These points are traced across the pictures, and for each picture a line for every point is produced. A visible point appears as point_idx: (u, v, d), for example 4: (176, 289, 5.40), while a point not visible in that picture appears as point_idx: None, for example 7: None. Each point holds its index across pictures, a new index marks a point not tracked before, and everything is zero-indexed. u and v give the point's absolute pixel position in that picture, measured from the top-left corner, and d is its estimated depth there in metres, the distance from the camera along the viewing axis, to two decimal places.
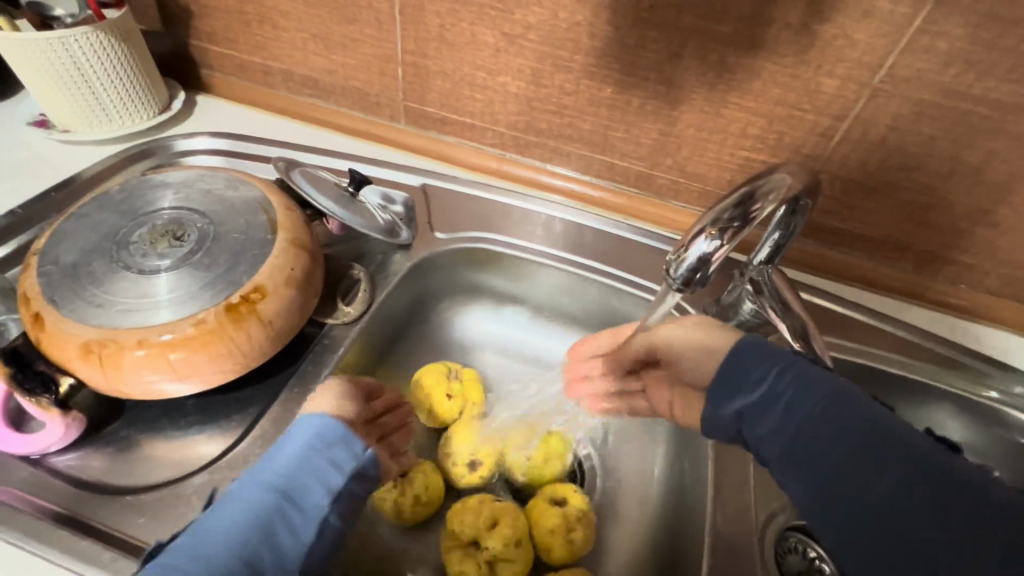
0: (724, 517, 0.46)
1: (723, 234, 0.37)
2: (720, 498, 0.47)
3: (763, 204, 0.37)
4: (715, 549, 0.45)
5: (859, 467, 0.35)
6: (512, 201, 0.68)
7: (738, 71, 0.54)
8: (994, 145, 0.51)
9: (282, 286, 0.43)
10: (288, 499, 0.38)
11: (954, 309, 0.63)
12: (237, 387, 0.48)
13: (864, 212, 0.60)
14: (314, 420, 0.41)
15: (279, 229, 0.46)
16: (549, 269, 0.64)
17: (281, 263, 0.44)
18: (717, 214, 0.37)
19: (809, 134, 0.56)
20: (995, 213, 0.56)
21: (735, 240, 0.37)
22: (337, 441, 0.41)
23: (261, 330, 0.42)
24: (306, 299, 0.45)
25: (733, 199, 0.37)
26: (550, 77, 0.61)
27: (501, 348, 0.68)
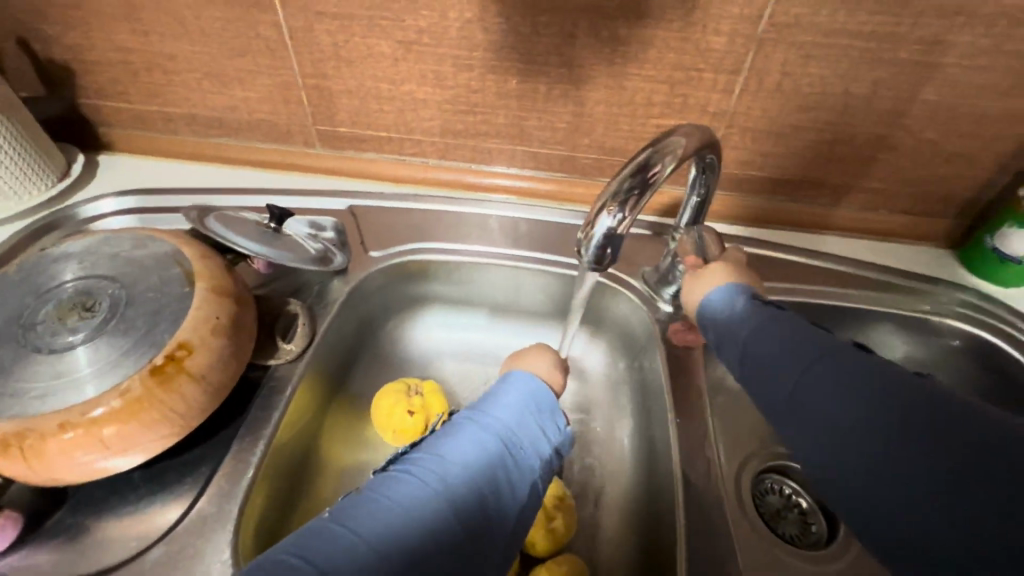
0: (693, 475, 0.48)
1: (624, 207, 0.38)
2: (687, 456, 0.49)
3: (661, 166, 0.38)
4: (687, 503, 0.46)
5: (846, 397, 0.37)
6: (443, 208, 0.68)
7: (631, 42, 0.55)
8: (877, 74, 0.54)
9: (209, 337, 0.42)
10: (508, 445, 0.41)
11: (874, 233, 0.67)
12: (183, 449, 0.46)
13: (776, 157, 0.63)
14: (528, 377, 0.46)
15: (197, 280, 0.44)
16: (491, 269, 0.65)
17: (204, 314, 0.42)
18: (620, 184, 0.38)
19: (711, 92, 0.58)
20: (892, 137, 0.59)
21: (640, 205, 0.39)
22: (549, 410, 0.45)
23: (195, 387, 0.41)
24: (238, 346, 0.44)
25: (631, 165, 0.38)
26: (454, 77, 0.61)
27: (458, 354, 0.67)
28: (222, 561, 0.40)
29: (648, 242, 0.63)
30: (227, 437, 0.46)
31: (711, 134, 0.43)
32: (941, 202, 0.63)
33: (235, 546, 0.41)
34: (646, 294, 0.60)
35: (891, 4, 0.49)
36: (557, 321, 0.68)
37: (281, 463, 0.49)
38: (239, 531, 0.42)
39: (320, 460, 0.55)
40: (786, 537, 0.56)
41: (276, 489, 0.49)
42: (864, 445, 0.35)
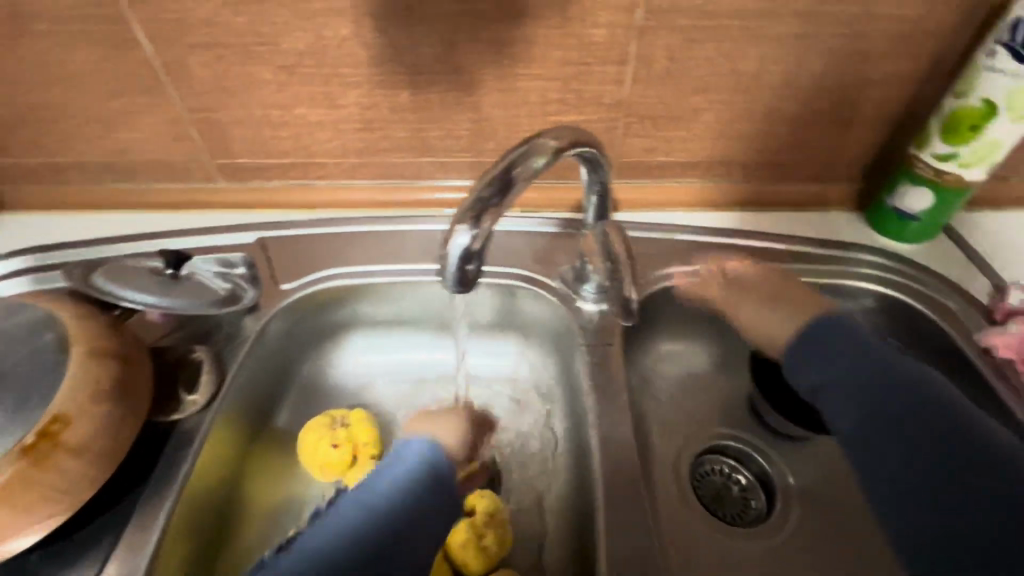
0: (619, 474, 0.47)
1: (480, 214, 0.37)
2: (608, 457, 0.48)
3: (526, 164, 0.38)
4: (609, 507, 0.46)
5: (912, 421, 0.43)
6: (356, 228, 0.66)
7: (513, 43, 0.54)
8: (760, 50, 0.54)
9: (87, 406, 0.40)
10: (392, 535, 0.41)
11: (787, 203, 0.67)
12: (82, 519, 0.44)
13: (679, 141, 0.63)
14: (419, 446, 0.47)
15: (72, 345, 0.42)
16: (412, 288, 0.63)
17: (81, 382, 0.40)
18: (480, 189, 0.38)
19: (603, 84, 0.57)
20: (787, 109, 0.59)
21: (500, 211, 0.38)
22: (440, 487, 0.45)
23: (76, 460, 0.39)
24: (125, 408, 0.42)
25: (496, 167, 0.38)
26: (344, 96, 0.59)
27: (389, 376, 0.66)
28: None
29: (562, 240, 0.63)
30: (131, 504, 0.44)
31: (584, 132, 0.43)
32: (845, 166, 0.64)
33: None
34: (564, 293, 0.59)
35: None
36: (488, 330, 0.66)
37: (197, 514, 0.48)
38: None
39: (246, 501, 0.54)
40: (725, 517, 0.57)
41: (191, 539, 0.48)
42: (893, 404, 0.44)
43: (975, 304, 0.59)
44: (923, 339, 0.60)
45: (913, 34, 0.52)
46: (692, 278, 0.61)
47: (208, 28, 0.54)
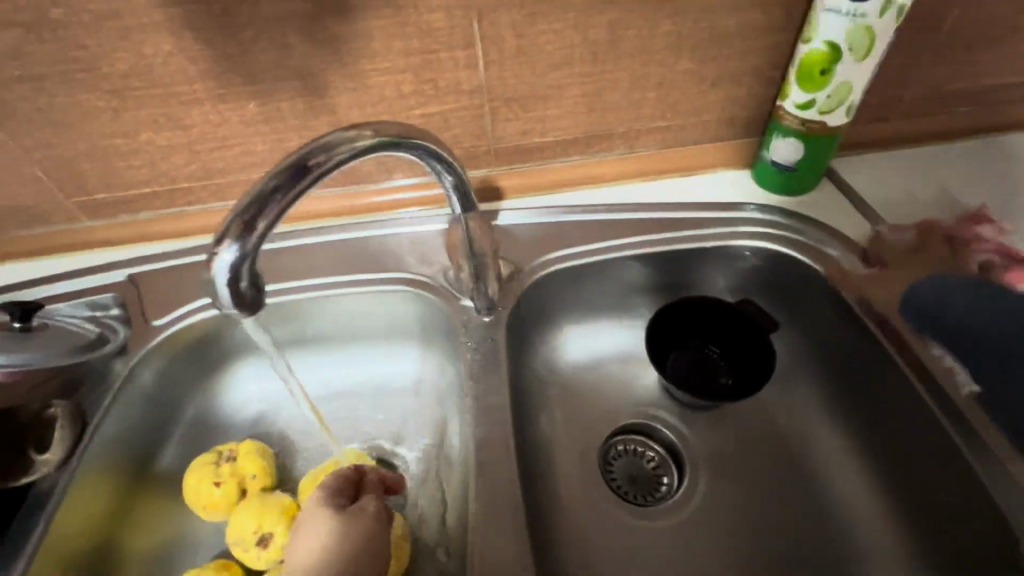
0: (489, 486, 0.46)
1: (261, 216, 0.38)
2: (484, 476, 0.46)
3: (320, 160, 0.39)
4: (484, 530, 0.44)
5: None
6: None
7: (350, 38, 0.51)
8: (607, 16, 0.52)
9: None
10: None
11: (675, 170, 0.66)
12: None
13: (552, 119, 0.61)
14: None
15: None
16: (294, 308, 0.60)
17: None
18: (267, 182, 0.38)
19: (456, 70, 0.55)
20: (651, 74, 0.58)
21: (285, 209, 0.38)
22: None
23: None
24: None
25: (290, 161, 0.38)
26: (188, 115, 0.56)
27: (290, 400, 0.63)
28: None
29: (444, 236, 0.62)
30: None
31: (406, 127, 0.43)
32: (725, 124, 0.63)
33: None
34: (447, 290, 0.58)
35: None
36: (386, 339, 0.64)
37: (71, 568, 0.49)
38: None
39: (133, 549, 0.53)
40: (627, 496, 0.57)
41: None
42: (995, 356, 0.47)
43: (850, 248, 0.58)
44: (804, 292, 0.60)
45: None
46: (569, 261, 0.60)
47: (19, 59, 0.50)
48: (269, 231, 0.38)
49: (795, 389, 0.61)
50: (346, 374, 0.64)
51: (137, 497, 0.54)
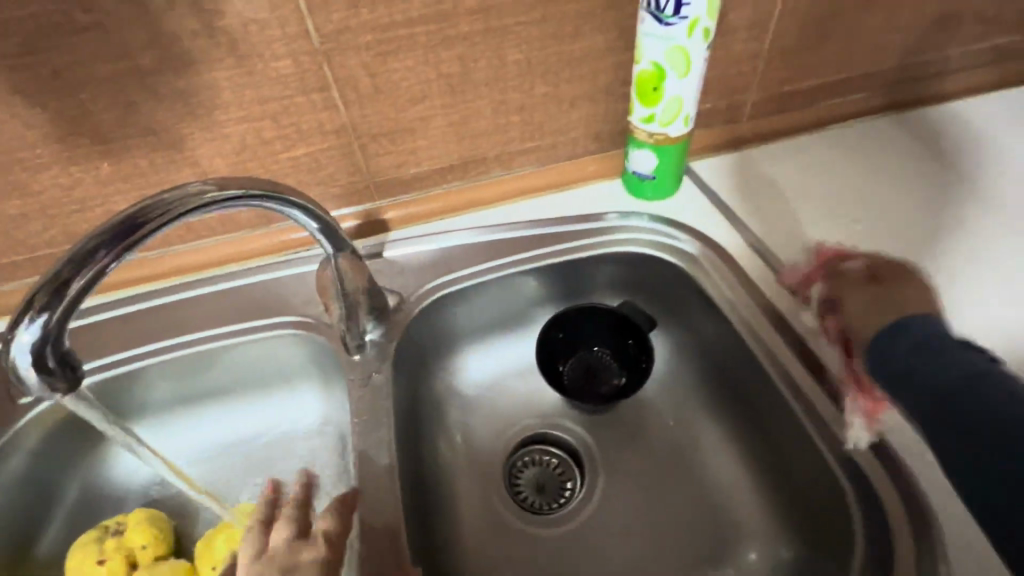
0: (373, 536, 0.48)
1: (80, 276, 0.38)
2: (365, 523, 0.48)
3: (152, 216, 0.39)
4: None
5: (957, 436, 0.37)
6: (103, 313, 0.59)
7: (198, 91, 0.51)
8: (454, 51, 0.55)
9: None
10: None
11: (554, 185, 0.69)
12: None
13: (423, 149, 0.63)
14: None
15: None
16: (176, 367, 0.58)
17: None
18: (92, 238, 0.38)
19: (316, 112, 0.56)
20: (510, 99, 0.61)
21: (106, 267, 0.39)
22: None
23: None
24: None
25: (117, 219, 0.38)
26: (36, 181, 0.54)
27: (190, 457, 0.62)
28: None
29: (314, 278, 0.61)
30: None
31: (260, 182, 0.44)
32: (591, 139, 0.67)
33: None
34: (332, 327, 0.59)
35: None
36: (284, 385, 0.63)
37: None
38: None
39: None
40: (533, 507, 0.60)
41: None
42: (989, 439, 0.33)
43: (710, 251, 0.61)
44: (676, 292, 0.63)
45: (587, 10, 0.55)
46: (453, 285, 0.62)
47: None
48: (83, 292, 0.39)
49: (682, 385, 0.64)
50: (239, 427, 0.63)
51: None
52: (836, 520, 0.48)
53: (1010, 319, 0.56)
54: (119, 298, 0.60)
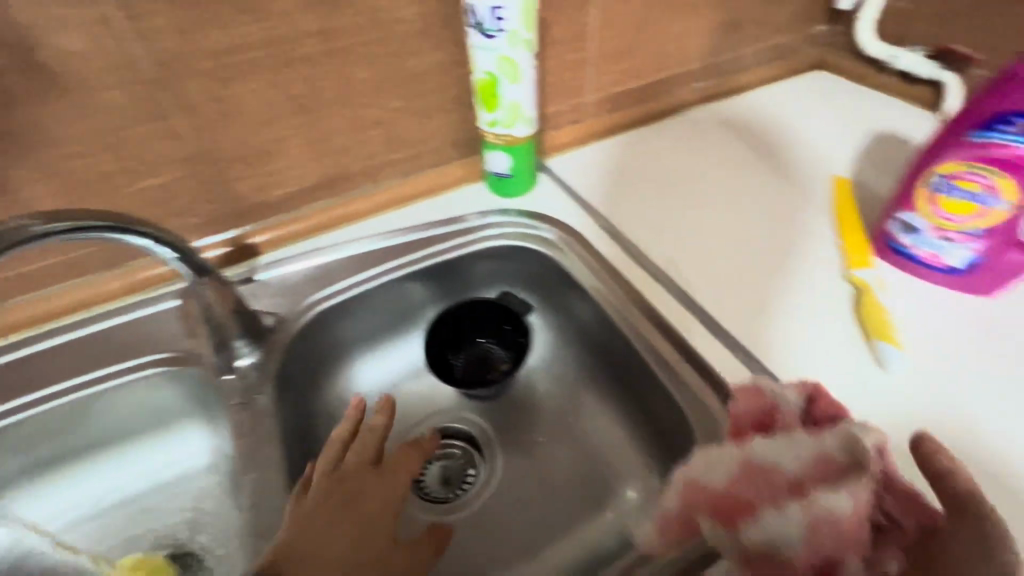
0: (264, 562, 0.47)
1: None
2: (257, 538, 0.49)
3: None
4: None
5: None
6: None
7: (18, 130, 0.49)
8: (300, 72, 0.57)
9: None
10: None
11: (425, 192, 0.72)
12: None
13: (286, 169, 0.63)
14: None
15: None
16: (24, 428, 0.53)
17: None
18: None
19: (161, 142, 0.55)
20: (366, 114, 0.64)
21: None
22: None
23: None
24: None
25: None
26: None
27: (66, 522, 0.57)
28: None
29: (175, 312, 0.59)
30: None
31: (101, 213, 0.43)
32: (452, 147, 0.72)
33: None
34: (201, 359, 0.57)
35: (251, 14, 0.51)
36: (163, 429, 0.60)
37: None
38: None
39: None
40: (437, 498, 0.62)
41: None
42: None
43: (570, 237, 0.66)
44: (547, 279, 0.68)
45: (424, 28, 0.60)
46: (330, 300, 0.62)
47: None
48: None
49: (564, 364, 0.68)
50: (117, 482, 0.59)
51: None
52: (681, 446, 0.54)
53: (839, 365, 0.51)
54: None
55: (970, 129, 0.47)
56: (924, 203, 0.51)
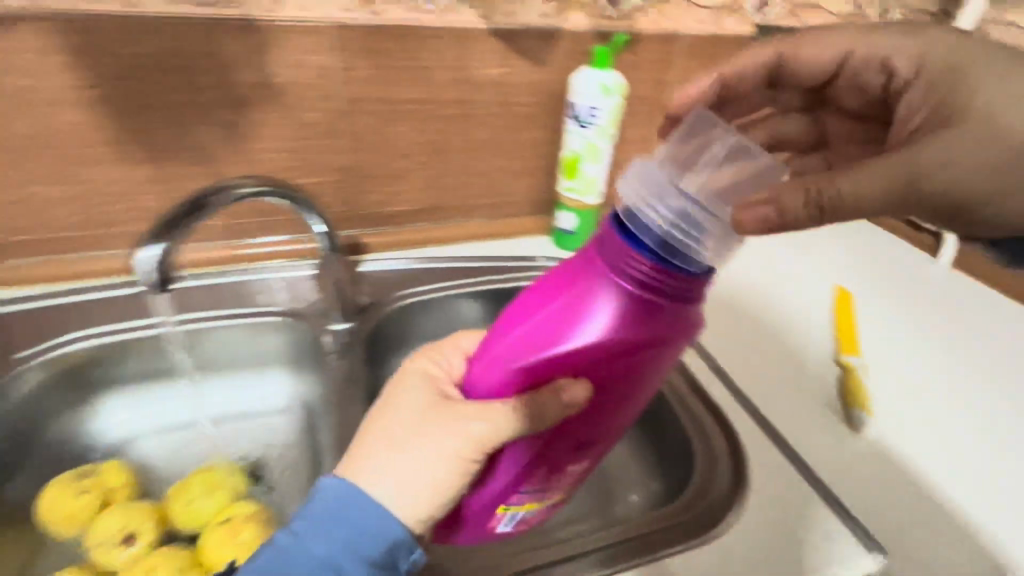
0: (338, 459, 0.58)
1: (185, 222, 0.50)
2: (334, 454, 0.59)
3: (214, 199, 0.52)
4: None
5: None
6: (126, 288, 0.69)
7: (242, 123, 0.69)
8: (440, 126, 0.78)
9: None
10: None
11: (500, 233, 0.90)
12: None
13: (404, 192, 0.83)
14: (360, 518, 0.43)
15: None
16: (147, 340, 0.67)
17: None
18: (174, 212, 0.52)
19: (329, 153, 0.75)
20: (475, 164, 0.84)
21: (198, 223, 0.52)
22: (348, 498, 0.44)
23: None
24: None
25: (185, 202, 0.51)
26: (84, 173, 0.67)
27: (156, 431, 0.68)
28: None
29: (306, 283, 0.74)
30: None
31: (279, 183, 0.56)
32: (531, 205, 0.91)
33: None
34: (304, 311, 0.71)
35: (421, 83, 0.73)
36: (261, 372, 0.73)
37: None
38: None
39: None
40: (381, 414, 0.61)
41: None
42: None
43: None
44: None
45: (532, 113, 0.81)
46: (416, 295, 0.78)
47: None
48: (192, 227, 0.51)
49: None
50: (204, 405, 0.70)
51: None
52: (681, 473, 0.60)
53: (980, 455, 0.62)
54: (150, 278, 0.71)
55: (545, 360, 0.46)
56: (446, 344, 0.56)
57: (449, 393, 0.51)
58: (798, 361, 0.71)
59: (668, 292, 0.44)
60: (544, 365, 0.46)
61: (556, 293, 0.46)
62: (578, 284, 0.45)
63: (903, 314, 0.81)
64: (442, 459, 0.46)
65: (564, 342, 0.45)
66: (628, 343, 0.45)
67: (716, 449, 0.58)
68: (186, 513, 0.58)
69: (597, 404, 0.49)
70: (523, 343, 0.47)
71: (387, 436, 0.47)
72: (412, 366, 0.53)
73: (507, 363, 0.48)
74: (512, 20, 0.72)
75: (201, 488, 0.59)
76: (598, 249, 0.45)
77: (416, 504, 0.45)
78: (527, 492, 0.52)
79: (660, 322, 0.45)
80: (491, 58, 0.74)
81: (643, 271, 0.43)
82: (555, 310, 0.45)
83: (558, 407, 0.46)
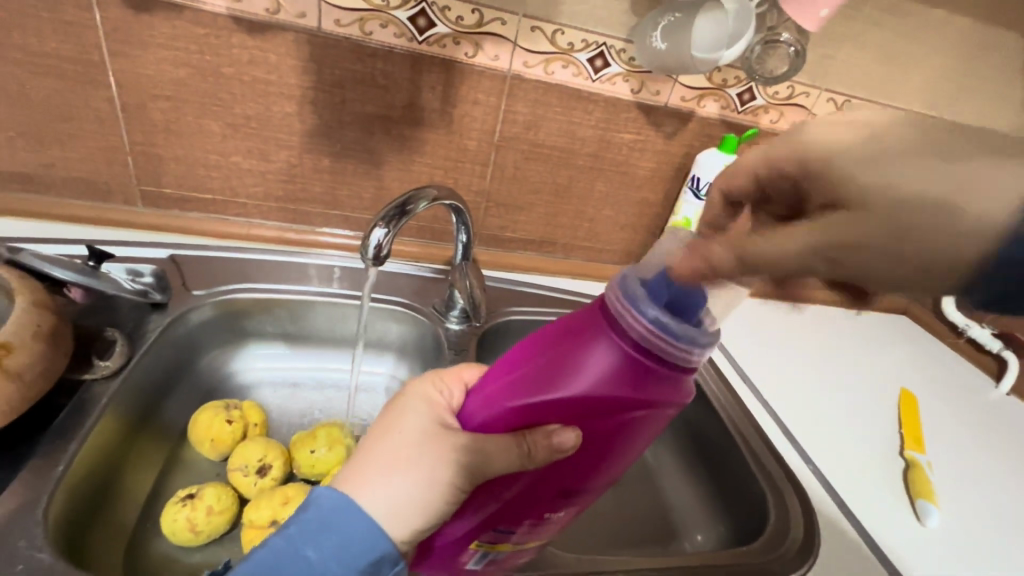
0: None
1: (388, 224, 0.56)
2: None
3: (415, 205, 0.57)
4: None
5: None
6: (283, 257, 0.80)
7: (413, 139, 0.80)
8: (570, 173, 0.88)
9: (29, 340, 0.50)
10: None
11: (592, 275, 0.99)
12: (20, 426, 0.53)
13: (521, 222, 0.92)
14: (354, 528, 0.43)
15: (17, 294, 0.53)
16: (295, 305, 0.77)
17: (26, 322, 0.51)
18: (386, 211, 0.56)
19: (471, 176, 0.85)
20: (587, 211, 0.93)
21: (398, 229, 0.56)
22: (344, 509, 0.44)
23: (10, 383, 0.48)
24: (54, 352, 0.52)
25: (394, 204, 0.56)
26: (275, 154, 0.78)
27: (277, 382, 0.78)
28: (35, 502, 0.47)
29: (430, 284, 0.85)
30: (59, 423, 0.53)
31: (453, 197, 0.66)
32: (624, 255, 1.00)
33: (48, 496, 0.48)
34: (426, 307, 0.81)
35: (565, 134, 0.84)
36: (373, 354, 0.82)
37: (107, 446, 0.57)
38: (52, 499, 0.48)
39: (140, 450, 0.62)
40: None
41: (100, 464, 0.56)
42: None
43: None
44: None
45: (649, 177, 0.91)
46: (521, 313, 0.85)
47: (165, 83, 0.71)
48: (392, 237, 0.56)
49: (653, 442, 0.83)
50: (311, 370, 0.80)
51: (141, 439, 0.62)
52: (751, 524, 0.66)
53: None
54: (302, 253, 0.82)
55: (541, 396, 0.42)
56: (449, 372, 0.52)
57: (446, 420, 0.47)
58: (861, 448, 0.77)
59: (666, 354, 0.40)
60: (533, 408, 0.42)
61: (555, 338, 0.42)
62: (578, 336, 0.42)
63: (963, 428, 0.87)
64: (433, 484, 0.43)
65: (555, 390, 0.41)
66: (617, 402, 0.41)
67: (794, 510, 0.64)
68: (310, 460, 0.65)
69: (580, 466, 0.44)
70: (515, 387, 0.43)
71: (382, 458, 0.46)
72: (414, 388, 0.50)
73: (496, 402, 0.44)
74: (655, 97, 0.83)
75: (324, 439, 0.66)
76: (605, 304, 0.42)
77: (406, 523, 0.44)
78: (506, 532, 0.47)
79: (659, 383, 0.41)
80: (629, 125, 0.85)
81: (647, 328, 0.40)
82: (548, 357, 0.42)
83: (547, 450, 0.42)
